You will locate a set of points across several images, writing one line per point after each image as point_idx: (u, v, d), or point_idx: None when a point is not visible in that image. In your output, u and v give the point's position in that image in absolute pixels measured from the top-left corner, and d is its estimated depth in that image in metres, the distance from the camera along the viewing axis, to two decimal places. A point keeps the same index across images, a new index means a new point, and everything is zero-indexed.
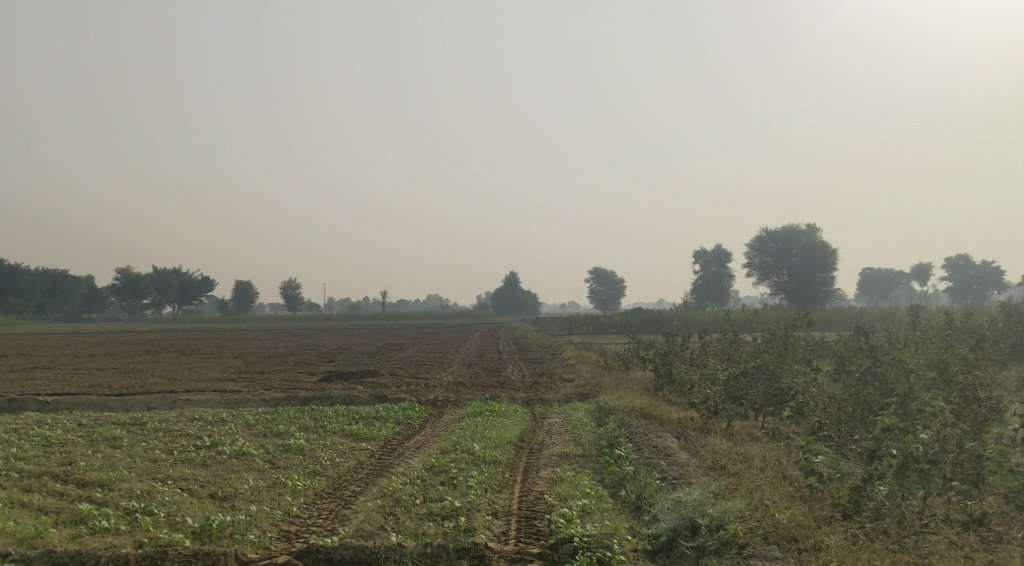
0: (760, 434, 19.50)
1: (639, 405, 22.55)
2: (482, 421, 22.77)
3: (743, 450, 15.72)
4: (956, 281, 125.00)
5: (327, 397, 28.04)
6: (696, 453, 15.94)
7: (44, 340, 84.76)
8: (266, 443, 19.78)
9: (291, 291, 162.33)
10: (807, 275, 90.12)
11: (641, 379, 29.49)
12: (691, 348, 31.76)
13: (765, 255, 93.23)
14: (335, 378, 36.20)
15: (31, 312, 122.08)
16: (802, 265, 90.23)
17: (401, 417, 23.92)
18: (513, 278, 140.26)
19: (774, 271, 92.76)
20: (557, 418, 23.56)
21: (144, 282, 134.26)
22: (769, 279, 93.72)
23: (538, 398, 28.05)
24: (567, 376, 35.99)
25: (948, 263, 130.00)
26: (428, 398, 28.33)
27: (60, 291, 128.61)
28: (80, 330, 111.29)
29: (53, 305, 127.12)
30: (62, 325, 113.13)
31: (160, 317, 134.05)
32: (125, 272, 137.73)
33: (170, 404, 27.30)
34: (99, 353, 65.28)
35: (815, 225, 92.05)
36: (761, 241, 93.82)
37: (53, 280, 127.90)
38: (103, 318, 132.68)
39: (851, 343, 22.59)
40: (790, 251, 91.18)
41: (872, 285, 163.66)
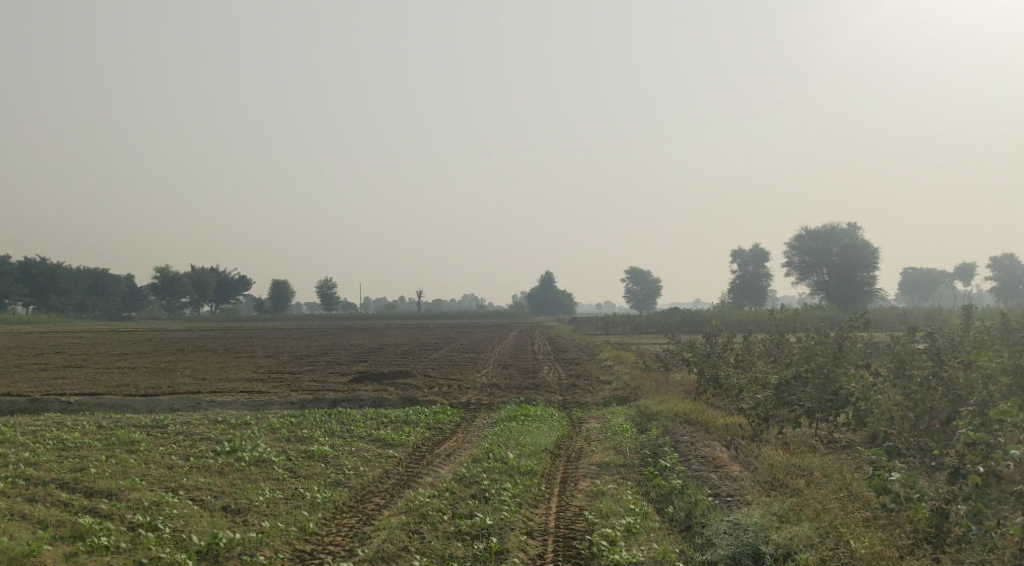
0: (816, 443, 18.13)
1: (684, 410, 21.24)
2: (517, 427, 21.58)
3: (802, 462, 14.39)
4: (1001, 280, 122.06)
5: (356, 399, 27.02)
6: (749, 465, 14.65)
7: (81, 339, 84.78)
8: (288, 449, 18.73)
9: (327, 290, 162.22)
10: (849, 274, 88.05)
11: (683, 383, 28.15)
12: (735, 350, 30.37)
13: (804, 255, 91.42)
14: (365, 379, 35.22)
15: (72, 311, 122.66)
16: (843, 265, 88.18)
17: (431, 422, 22.79)
18: (548, 278, 139.05)
19: (814, 271, 90.80)
20: (595, 423, 22.30)
21: (183, 280, 134.56)
22: (809, 279, 91.75)
23: (575, 401, 26.82)
24: (605, 378, 34.69)
25: (993, 262, 126.95)
26: (459, 401, 27.22)
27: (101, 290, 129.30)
28: (119, 328, 111.65)
29: (93, 303, 127.71)
30: (101, 324, 113.39)
31: (198, 316, 134.41)
32: (164, 271, 138.34)
33: (194, 405, 26.40)
34: (132, 353, 64.86)
35: (857, 224, 89.96)
36: (801, 240, 91.89)
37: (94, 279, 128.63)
38: (142, 317, 133.20)
39: (911, 345, 21.11)
40: (829, 250, 89.26)
41: (914, 285, 160.47)
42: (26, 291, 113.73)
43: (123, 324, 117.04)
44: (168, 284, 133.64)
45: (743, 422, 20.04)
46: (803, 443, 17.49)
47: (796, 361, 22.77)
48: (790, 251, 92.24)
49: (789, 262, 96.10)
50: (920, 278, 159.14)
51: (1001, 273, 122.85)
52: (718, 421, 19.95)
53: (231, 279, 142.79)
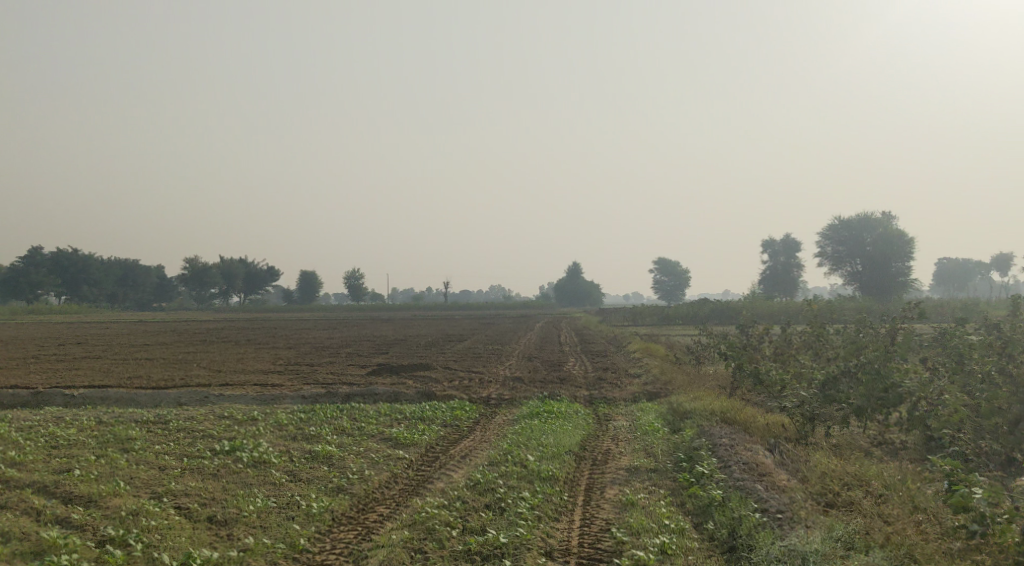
0: (867, 447, 16.51)
1: (720, 408, 19.63)
2: (539, 425, 20.11)
3: (859, 471, 12.81)
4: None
5: (371, 393, 25.64)
6: (797, 474, 13.11)
7: (106, 328, 84.14)
8: (291, 449, 17.32)
9: (354, 280, 161.31)
10: (883, 264, 85.81)
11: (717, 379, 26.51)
12: (771, 343, 28.72)
13: (838, 244, 89.38)
14: (383, 372, 33.90)
15: (102, 302, 122.22)
16: (877, 255, 85.94)
17: (447, 419, 21.32)
18: (576, 268, 137.50)
19: (847, 261, 88.65)
20: (624, 422, 20.77)
21: (212, 271, 133.99)
22: (842, 269, 89.58)
23: (602, 397, 25.31)
24: (633, 372, 33.11)
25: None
26: (480, 396, 25.75)
27: (132, 280, 129.14)
28: (148, 318, 111.23)
29: (124, 294, 127.25)
30: (129, 314, 112.76)
31: (227, 306, 134.01)
32: (193, 262, 138.02)
33: (202, 398, 25.08)
34: (153, 343, 63.85)
35: (891, 213, 87.68)
36: (834, 230, 89.71)
37: (125, 269, 128.46)
38: (171, 306, 132.92)
39: (972, 339, 19.34)
40: (863, 240, 87.14)
41: (947, 275, 157.17)
42: (58, 282, 113.33)
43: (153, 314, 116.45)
44: (197, 275, 133.10)
45: (786, 421, 18.45)
46: (855, 448, 15.90)
47: (842, 358, 21.10)
48: (823, 240, 90.33)
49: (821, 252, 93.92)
50: (955, 269, 155.89)
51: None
52: (758, 421, 18.37)
53: (260, 269, 142.15)
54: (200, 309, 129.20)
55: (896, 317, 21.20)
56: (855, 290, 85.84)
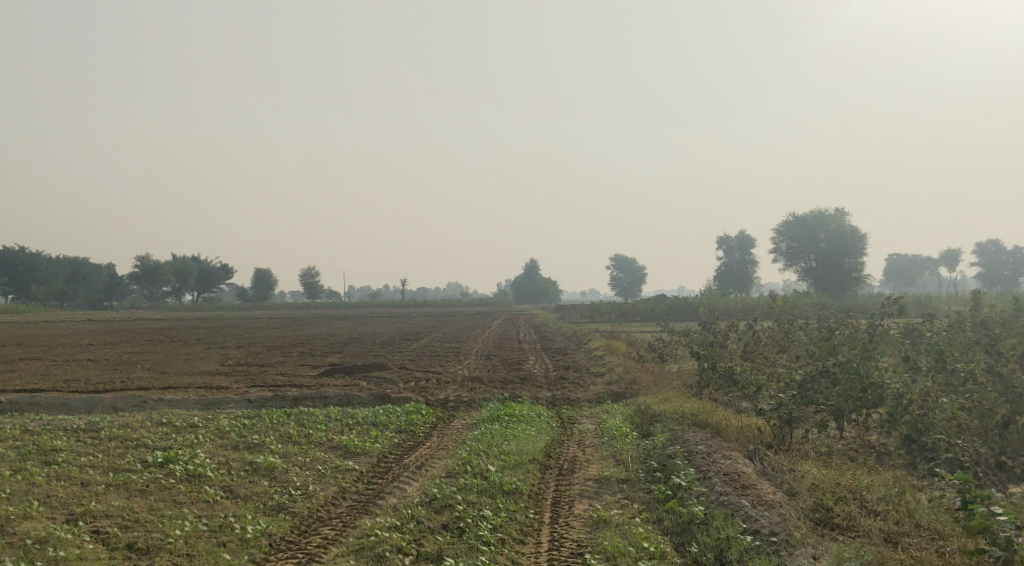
0: (852, 454, 15.49)
1: (692, 410, 18.53)
2: (501, 430, 18.87)
3: (850, 482, 11.77)
4: (986, 267, 120.57)
5: (321, 396, 24.20)
6: (782, 486, 12.05)
7: (52, 328, 81.36)
8: (230, 461, 15.87)
9: (310, 278, 158.91)
10: (836, 260, 85.63)
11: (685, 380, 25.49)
12: (738, 339, 27.75)
13: (792, 241, 88.87)
14: (336, 373, 32.44)
15: (52, 301, 118.84)
16: (831, 250, 85.74)
17: (401, 424, 19.99)
18: (533, 265, 136.46)
19: (801, 257, 88.23)
20: (590, 426, 19.57)
21: (165, 269, 131.03)
22: (796, 265, 89.11)
23: (565, 398, 24.14)
24: (596, 370, 31.99)
25: (978, 248, 125.07)
26: (437, 398, 24.46)
27: (82, 278, 125.78)
28: (97, 317, 108.25)
29: (74, 293, 123.86)
30: (79, 313, 109.72)
31: (179, 304, 131.10)
32: (144, 260, 134.93)
33: (140, 403, 23.47)
34: (99, 343, 61.49)
35: (844, 209, 87.56)
36: (787, 226, 89.24)
37: (74, 267, 125.11)
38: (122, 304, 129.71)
39: (956, 341, 18.39)
40: (817, 236, 86.74)
41: (897, 271, 158.55)
42: None
43: (104, 313, 113.44)
44: (149, 273, 130.06)
45: (762, 424, 17.40)
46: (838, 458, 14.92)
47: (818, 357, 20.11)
48: (776, 236, 89.73)
49: (773, 248, 93.45)
50: (905, 263, 157.16)
51: (986, 259, 121.02)
52: (733, 424, 17.31)
53: (213, 267, 139.37)
54: (153, 307, 126.29)
55: (875, 313, 20.23)
56: (810, 287, 85.42)
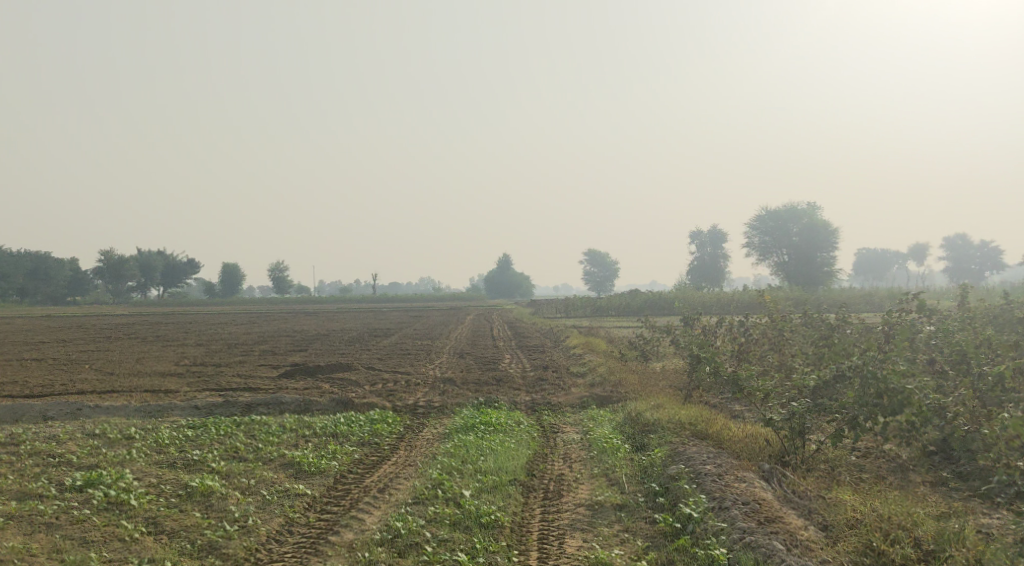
0: (878, 477, 13.65)
1: (689, 419, 16.55)
2: (475, 442, 16.85)
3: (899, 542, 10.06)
4: (952, 261, 120.36)
5: (278, 402, 22.02)
6: (815, 546, 10.31)
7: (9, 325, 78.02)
8: (162, 484, 13.68)
9: (279, 273, 156.02)
10: (809, 254, 84.35)
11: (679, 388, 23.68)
12: (729, 337, 25.90)
13: (764, 235, 87.48)
14: (297, 374, 30.21)
15: (13, 297, 115.04)
16: (803, 244, 84.42)
17: (364, 436, 17.87)
18: (504, 259, 134.42)
19: (774, 251, 86.84)
20: (573, 437, 17.58)
21: (130, 264, 127.54)
22: (769, 259, 87.69)
23: (546, 402, 22.16)
24: (576, 370, 30.00)
25: (945, 243, 124.81)
26: (406, 403, 22.35)
27: (43, 274, 121.96)
28: (58, 313, 104.66)
29: (36, 288, 120.04)
30: (40, 309, 106.20)
31: (144, 300, 127.64)
32: (108, 254, 131.36)
33: (74, 411, 21.15)
34: (52, 340, 58.45)
35: (817, 203, 86.37)
36: (760, 220, 87.77)
37: (36, 263, 121.23)
38: (85, 300, 126.07)
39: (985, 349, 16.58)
40: (790, 230, 85.43)
41: (864, 267, 158.11)
42: None
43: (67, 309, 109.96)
44: (114, 268, 126.53)
45: (769, 435, 15.44)
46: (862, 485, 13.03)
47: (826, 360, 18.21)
48: (749, 230, 88.33)
49: (746, 243, 92.04)
50: (873, 258, 156.87)
51: (953, 254, 120.64)
52: (736, 438, 15.32)
53: (180, 262, 136.15)
54: (118, 303, 122.86)
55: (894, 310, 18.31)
56: (783, 281, 84.08)
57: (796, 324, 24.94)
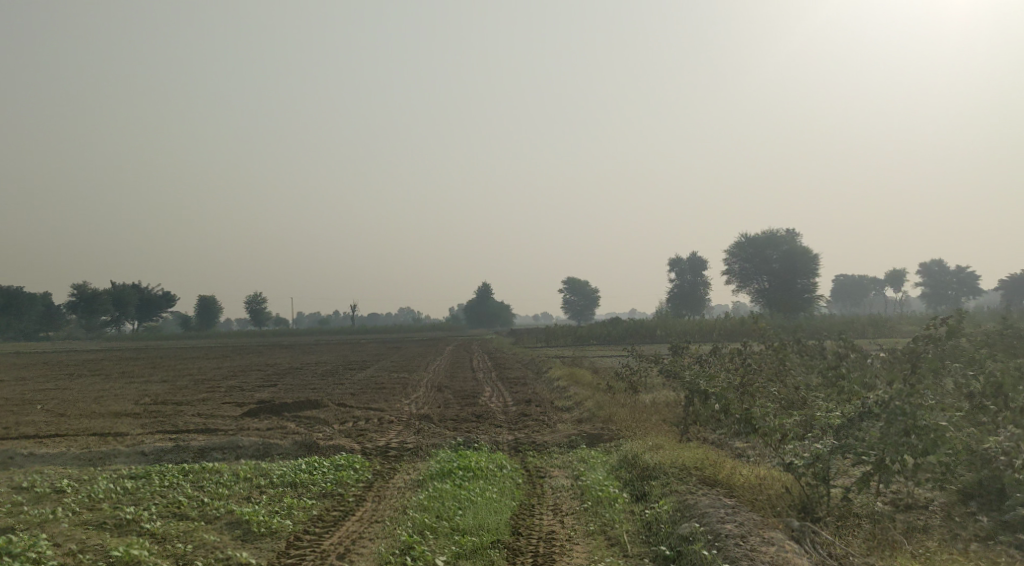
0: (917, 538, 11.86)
1: (693, 462, 14.66)
2: (452, 491, 14.88)
3: None
4: (930, 287, 119.49)
5: (235, 445, 19.94)
6: None
7: None
8: (85, 553, 11.63)
9: (256, 304, 153.21)
10: (789, 281, 83.02)
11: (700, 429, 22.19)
12: (728, 369, 23.98)
13: (743, 262, 86.05)
14: (262, 413, 28.12)
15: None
16: (783, 271, 83.07)
17: (326, 486, 15.81)
18: (484, 289, 132.41)
19: (754, 278, 85.47)
20: (563, 483, 15.63)
21: (103, 297, 124.36)
22: (749, 286, 86.24)
23: (530, 441, 20.21)
24: (561, 404, 28.02)
25: (922, 269, 123.97)
26: (376, 444, 20.33)
27: (14, 308, 118.63)
28: (27, 349, 101.51)
29: (7, 324, 116.65)
30: (10, 345, 103.05)
31: (117, 334, 124.50)
32: (80, 288, 128.37)
33: (5, 460, 18.97)
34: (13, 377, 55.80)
35: (796, 229, 85.10)
36: (739, 246, 86.38)
37: (5, 298, 117.80)
38: (57, 336, 122.75)
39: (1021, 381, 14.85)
40: (769, 257, 84.04)
41: (843, 293, 157.12)
42: None
43: (39, 345, 106.82)
44: (87, 301, 123.44)
45: (787, 480, 13.58)
46: (900, 554, 11.25)
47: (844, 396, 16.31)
48: (728, 257, 86.88)
49: (725, 270, 90.62)
50: (851, 284, 156.06)
51: (930, 279, 119.80)
52: (750, 487, 13.49)
53: (154, 295, 133.12)
54: (92, 338, 119.67)
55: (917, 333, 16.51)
56: (765, 308, 82.59)
57: (796, 355, 23.20)
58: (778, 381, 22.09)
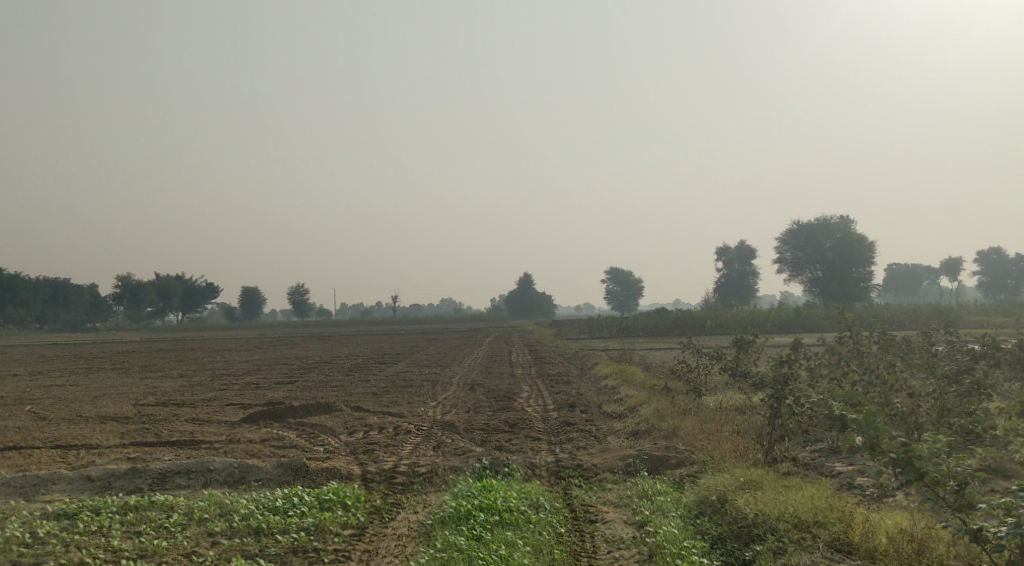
0: None
1: (811, 516, 10.56)
2: (462, 551, 10.65)
3: None
4: (988, 276, 113.07)
5: (202, 466, 15.85)
6: None
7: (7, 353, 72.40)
8: None
9: (301, 296, 150.77)
10: (844, 270, 77.55)
11: (803, 443, 18.74)
12: (820, 370, 19.59)
13: (795, 250, 80.83)
14: (263, 419, 24.13)
15: (33, 324, 109.41)
16: (838, 260, 77.73)
17: (300, 539, 11.70)
18: (527, 278, 128.21)
19: (806, 267, 80.17)
20: (620, 537, 11.36)
21: (148, 289, 122.10)
22: (801, 276, 81.03)
23: (575, 464, 15.91)
24: (611, 410, 23.69)
25: (979, 257, 117.32)
26: (380, 467, 16.17)
27: (63, 300, 116.82)
28: (69, 340, 99.22)
29: (55, 315, 114.96)
30: (52, 336, 101.01)
31: (162, 326, 122.14)
32: (126, 279, 126.49)
33: None
34: (36, 372, 52.75)
35: (851, 215, 79.64)
36: (791, 235, 81.12)
37: (54, 288, 116.06)
38: (103, 327, 120.64)
39: None
40: (823, 245, 78.73)
41: (895, 282, 150.52)
42: None
43: (82, 336, 104.81)
44: (132, 293, 121.27)
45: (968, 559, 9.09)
46: None
47: None
48: (779, 246, 81.72)
49: (775, 259, 85.38)
50: (903, 274, 149.44)
51: (988, 268, 113.38)
52: None
53: (199, 286, 130.67)
54: (135, 329, 117.54)
55: None
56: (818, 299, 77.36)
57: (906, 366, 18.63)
58: (887, 397, 17.76)
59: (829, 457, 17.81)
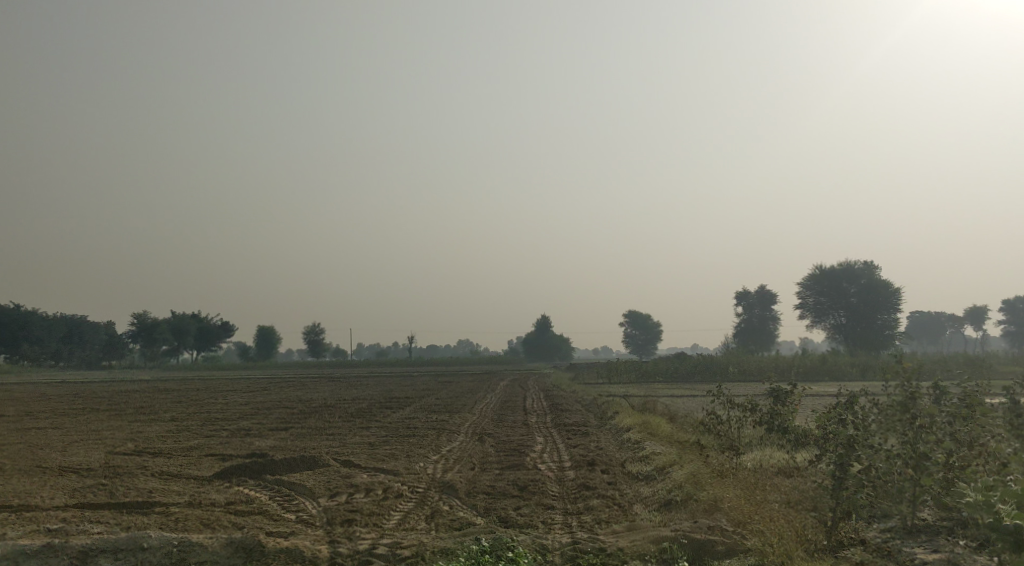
0: None
1: None
2: None
3: None
4: (1017, 325, 108.99)
5: (137, 541, 12.84)
6: None
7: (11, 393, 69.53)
8: None
9: (316, 335, 147.95)
10: (868, 317, 74.02)
11: (868, 519, 15.78)
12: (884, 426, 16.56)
13: (819, 295, 77.36)
14: (238, 475, 21.08)
15: (47, 361, 106.51)
16: (862, 306, 74.20)
17: None
18: (545, 322, 124.93)
19: (829, 313, 76.65)
20: None
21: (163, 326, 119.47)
22: (824, 322, 77.49)
23: (597, 548, 12.80)
24: (637, 471, 20.55)
25: (1006, 306, 113.38)
26: (356, 546, 13.13)
27: (78, 338, 114.18)
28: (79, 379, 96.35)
29: (69, 353, 112.02)
30: (62, 374, 98.10)
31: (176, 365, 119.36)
32: (142, 316, 124.14)
33: None
34: (29, 412, 49.87)
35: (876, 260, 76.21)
36: (814, 279, 77.65)
37: (70, 326, 113.56)
38: (117, 366, 117.96)
39: None
40: (846, 290, 75.29)
41: (919, 330, 146.26)
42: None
43: (94, 374, 101.79)
44: (147, 330, 118.66)
45: None
46: None
47: None
48: (803, 290, 78.27)
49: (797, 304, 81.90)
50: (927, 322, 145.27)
51: (1016, 317, 109.39)
52: None
53: (213, 325, 128.06)
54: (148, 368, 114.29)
55: None
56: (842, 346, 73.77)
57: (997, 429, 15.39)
58: (977, 472, 14.85)
59: (903, 540, 14.76)
